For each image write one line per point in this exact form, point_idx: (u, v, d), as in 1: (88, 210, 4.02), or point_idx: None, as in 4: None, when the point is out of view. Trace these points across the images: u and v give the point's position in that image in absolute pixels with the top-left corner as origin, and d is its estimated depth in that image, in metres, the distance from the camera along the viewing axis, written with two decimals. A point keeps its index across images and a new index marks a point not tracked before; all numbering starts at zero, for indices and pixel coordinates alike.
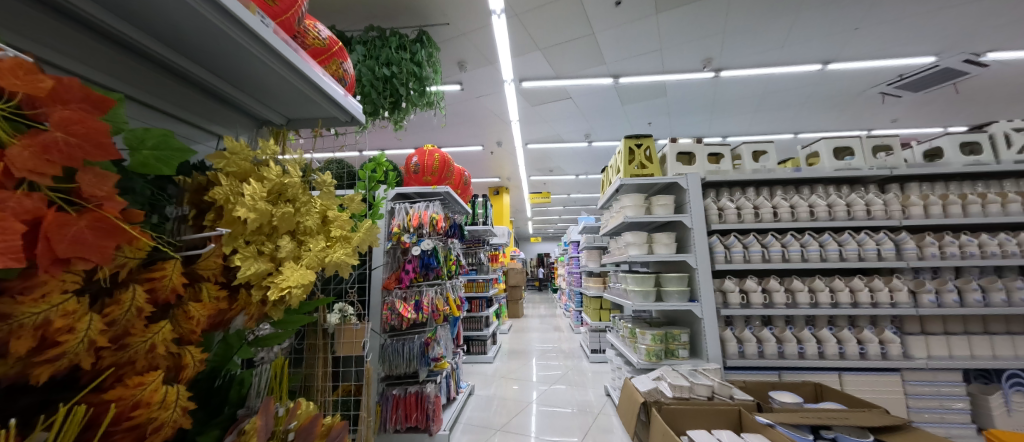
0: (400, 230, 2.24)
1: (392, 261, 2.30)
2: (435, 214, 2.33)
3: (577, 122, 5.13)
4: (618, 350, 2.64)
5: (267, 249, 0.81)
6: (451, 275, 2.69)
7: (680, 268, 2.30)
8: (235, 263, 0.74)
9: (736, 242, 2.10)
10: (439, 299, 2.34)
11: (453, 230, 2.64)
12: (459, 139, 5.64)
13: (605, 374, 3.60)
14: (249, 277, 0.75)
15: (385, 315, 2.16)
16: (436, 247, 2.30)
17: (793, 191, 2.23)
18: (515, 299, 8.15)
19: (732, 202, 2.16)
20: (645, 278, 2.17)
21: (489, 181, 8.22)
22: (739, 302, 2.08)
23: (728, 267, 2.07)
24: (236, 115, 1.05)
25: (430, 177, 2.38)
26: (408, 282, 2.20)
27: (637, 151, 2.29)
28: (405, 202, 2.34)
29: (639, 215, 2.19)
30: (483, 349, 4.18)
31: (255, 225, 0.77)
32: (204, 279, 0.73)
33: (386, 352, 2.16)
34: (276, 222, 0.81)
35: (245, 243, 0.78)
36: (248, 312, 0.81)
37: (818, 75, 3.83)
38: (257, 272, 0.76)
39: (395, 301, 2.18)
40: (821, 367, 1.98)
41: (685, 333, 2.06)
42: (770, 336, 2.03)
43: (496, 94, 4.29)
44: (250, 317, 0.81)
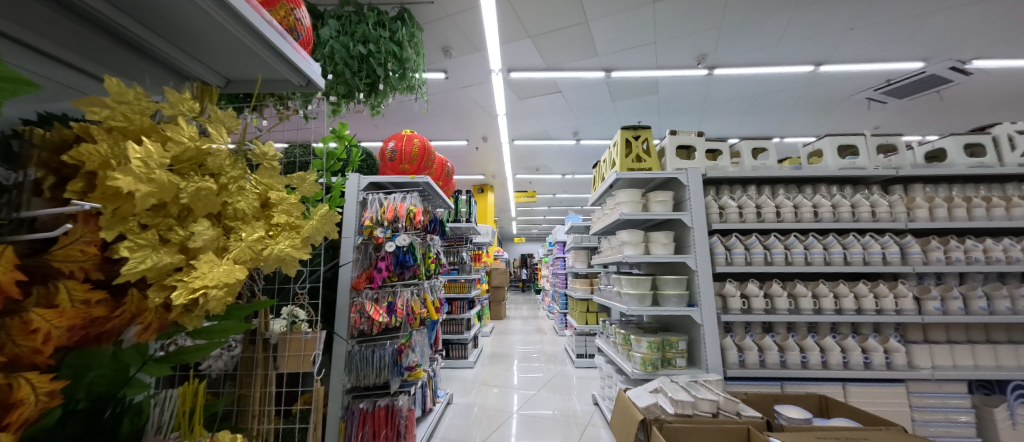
0: (373, 223, 2.01)
1: (362, 257, 2.06)
2: (413, 207, 2.10)
3: (566, 119, 4.97)
4: (608, 357, 2.48)
5: (176, 236, 0.57)
6: (429, 275, 2.46)
7: (678, 270, 2.16)
8: (119, 253, 0.50)
9: (738, 243, 1.98)
10: (415, 301, 2.12)
11: (432, 226, 2.41)
12: (442, 133, 5.40)
13: (592, 380, 3.45)
14: (142, 274, 0.52)
15: (353, 319, 1.92)
16: (413, 244, 2.07)
17: (795, 190, 2.13)
18: (497, 300, 7.94)
19: (733, 200, 2.04)
20: (640, 281, 2.01)
21: (473, 178, 7.99)
22: (739, 308, 1.95)
23: (729, 269, 1.94)
24: (159, 70, 0.83)
25: (408, 166, 2.13)
26: (380, 282, 1.96)
27: (634, 143, 2.13)
28: (380, 193, 2.10)
29: (635, 212, 2.03)
30: (464, 354, 3.96)
31: (151, 200, 0.52)
32: (63, 275, 0.48)
33: (353, 360, 1.91)
34: (187, 198, 0.56)
35: (138, 226, 0.53)
36: (142, 321, 0.55)
37: (810, 77, 3.82)
38: (155, 267, 0.52)
39: (365, 303, 1.94)
40: (825, 378, 1.88)
41: (683, 340, 1.91)
42: (772, 343, 1.91)
43: (483, 85, 4.09)
44: (145, 327, 0.56)
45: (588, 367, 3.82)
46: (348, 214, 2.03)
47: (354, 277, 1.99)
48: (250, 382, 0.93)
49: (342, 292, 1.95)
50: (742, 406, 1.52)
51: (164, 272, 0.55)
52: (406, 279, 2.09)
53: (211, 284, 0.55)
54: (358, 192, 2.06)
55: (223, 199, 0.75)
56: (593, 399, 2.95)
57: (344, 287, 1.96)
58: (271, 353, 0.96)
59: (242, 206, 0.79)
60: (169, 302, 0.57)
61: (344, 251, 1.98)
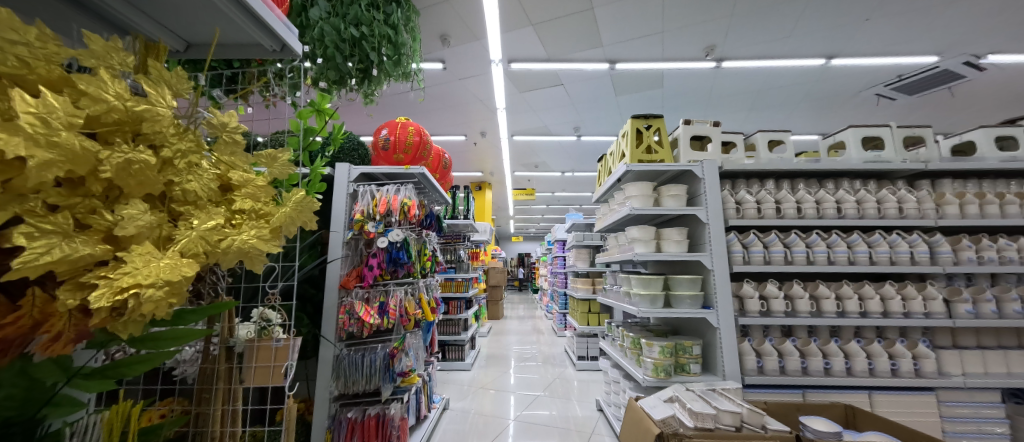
0: (363, 217, 1.86)
1: (352, 253, 1.91)
2: (408, 199, 1.95)
3: (567, 113, 4.84)
4: (614, 361, 2.35)
5: (99, 221, 0.45)
6: (425, 273, 2.31)
7: (690, 269, 2.03)
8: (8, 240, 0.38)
9: (756, 241, 1.86)
10: (409, 301, 1.97)
11: (427, 221, 2.27)
12: (439, 127, 5.25)
13: (594, 384, 3.32)
14: (49, 268, 0.40)
15: (341, 320, 1.78)
16: (406, 239, 1.92)
17: (816, 185, 2.01)
18: (495, 299, 7.81)
19: (751, 195, 1.92)
20: (652, 280, 1.88)
21: (471, 175, 7.84)
22: (757, 310, 1.83)
23: (747, 269, 1.82)
24: (94, 21, 0.68)
25: (402, 155, 1.98)
26: (371, 281, 1.81)
27: (645, 133, 1.99)
28: (373, 185, 1.95)
29: (646, 207, 1.89)
30: (461, 355, 3.81)
31: (57, 171, 0.40)
32: None
33: (341, 365, 1.76)
34: (110, 172, 0.44)
35: (41, 206, 0.41)
36: (53, 333, 0.42)
37: (821, 71, 3.71)
38: (65, 261, 0.40)
39: (355, 303, 1.80)
40: (849, 386, 1.76)
41: (698, 344, 1.78)
42: (793, 348, 1.79)
43: (482, 76, 3.94)
44: (54, 339, 0.43)
45: (590, 370, 3.70)
46: (337, 208, 1.88)
47: (343, 275, 1.85)
48: (209, 399, 0.78)
49: (331, 291, 1.81)
50: (767, 419, 1.39)
51: (79, 267, 0.43)
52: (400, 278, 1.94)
53: (146, 281, 0.44)
54: (347, 184, 1.91)
55: (168, 179, 0.58)
56: (596, 404, 2.82)
57: (333, 286, 1.81)
58: (236, 364, 0.81)
59: (195, 188, 0.61)
60: (90, 305, 0.45)
61: (333, 246, 1.84)
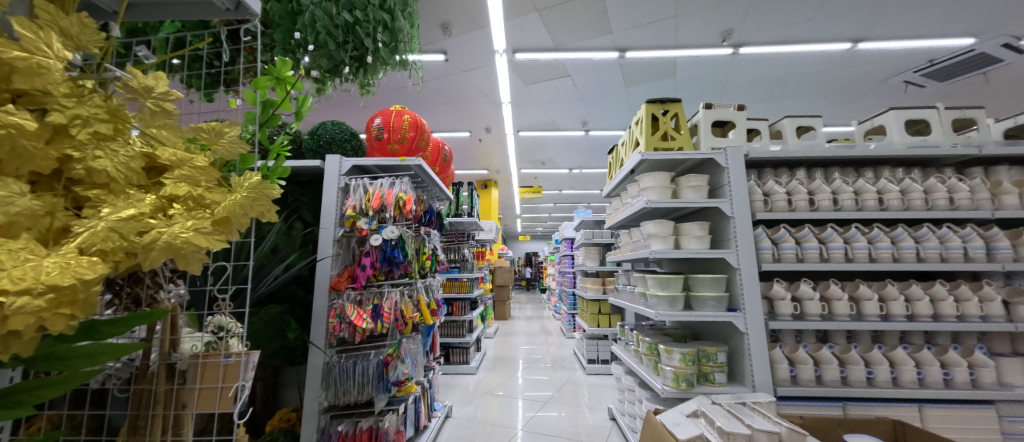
0: (355, 212, 1.73)
1: (344, 253, 1.77)
2: (403, 194, 1.80)
3: (574, 107, 4.67)
4: (627, 367, 2.18)
5: None
6: (424, 274, 2.17)
7: (711, 268, 1.84)
8: None
9: (788, 236, 1.67)
10: (406, 304, 1.82)
11: (425, 218, 2.12)
12: (443, 123, 5.11)
13: (604, 389, 3.15)
14: None
15: (332, 324, 1.65)
16: (402, 237, 1.78)
17: (853, 174, 1.81)
18: (501, 299, 7.66)
19: (780, 185, 1.74)
20: (670, 280, 1.70)
21: (477, 173, 7.70)
22: (790, 313, 1.64)
23: (778, 267, 1.64)
24: None
25: (397, 146, 1.82)
26: (363, 282, 1.68)
27: (662, 119, 1.82)
28: (365, 179, 1.81)
29: (664, 200, 1.71)
30: (465, 359, 3.65)
31: None
32: None
33: (331, 373, 1.63)
34: None
35: None
36: None
37: (846, 56, 3.47)
38: None
39: (347, 306, 1.66)
40: (896, 398, 1.57)
41: (723, 351, 1.61)
42: (831, 356, 1.61)
43: (486, 68, 3.78)
44: None
45: (600, 374, 3.52)
46: (327, 203, 1.75)
47: (333, 277, 1.71)
48: (143, 429, 0.62)
49: (321, 293, 1.67)
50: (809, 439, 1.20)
51: None
52: (395, 279, 1.80)
53: (21, 286, 0.30)
54: (338, 177, 1.78)
55: (62, 153, 0.41)
56: (608, 413, 2.64)
57: (322, 287, 1.68)
58: (176, 385, 0.66)
59: (105, 166, 0.43)
60: None
61: (323, 245, 1.71)
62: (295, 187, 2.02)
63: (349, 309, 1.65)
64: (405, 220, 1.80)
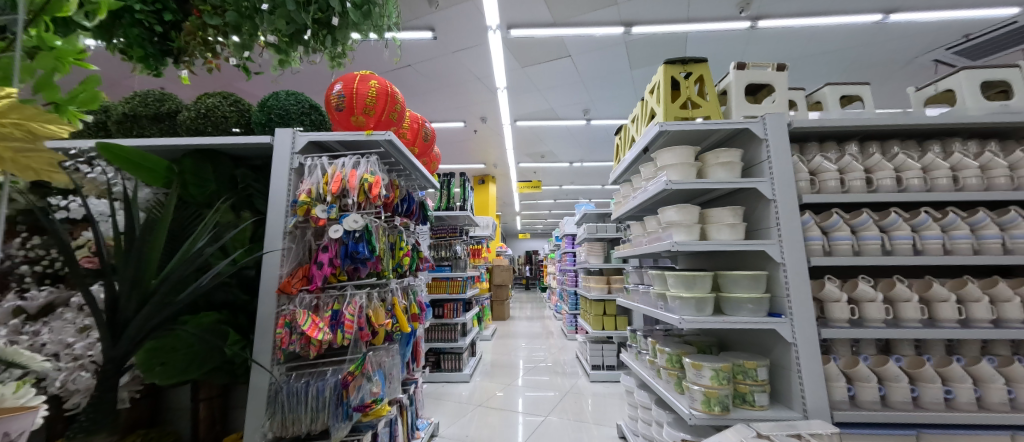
0: (310, 198, 1.41)
1: (299, 247, 1.44)
2: (369, 175, 1.47)
3: (575, 92, 4.35)
4: (641, 381, 1.86)
5: None
6: (401, 274, 1.86)
7: (744, 264, 1.53)
8: None
9: (841, 223, 1.37)
10: (376, 308, 1.51)
11: (401, 207, 1.80)
12: (435, 111, 4.80)
13: (611, 401, 2.84)
14: None
15: (279, 335, 1.34)
16: (369, 227, 1.46)
17: (915, 148, 1.49)
18: (500, 299, 7.37)
19: (830, 161, 1.42)
20: (697, 279, 1.38)
21: (473, 167, 7.39)
22: (846, 318, 1.33)
23: (829, 262, 1.33)
24: None
25: (363, 118, 1.49)
26: (320, 283, 1.36)
27: (683, 83, 1.49)
28: (324, 157, 1.48)
29: (688, 180, 1.39)
30: (457, 366, 3.33)
31: None
32: None
33: (276, 398, 1.31)
34: None
35: None
36: None
37: (875, 29, 3.15)
38: None
39: (299, 312, 1.34)
40: (984, 425, 1.24)
41: (764, 366, 1.29)
42: (898, 371, 1.29)
43: (479, 48, 3.47)
44: None
45: (605, 381, 3.21)
46: (276, 187, 1.43)
47: (283, 277, 1.39)
48: None
49: (267, 298, 1.36)
50: None
51: None
52: (361, 279, 1.49)
53: None
54: (290, 156, 1.46)
55: None
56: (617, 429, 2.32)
57: (269, 291, 1.37)
58: None
59: None
60: None
61: (270, 238, 1.39)
62: (247, 171, 1.72)
63: (301, 316, 1.33)
64: (372, 207, 1.48)
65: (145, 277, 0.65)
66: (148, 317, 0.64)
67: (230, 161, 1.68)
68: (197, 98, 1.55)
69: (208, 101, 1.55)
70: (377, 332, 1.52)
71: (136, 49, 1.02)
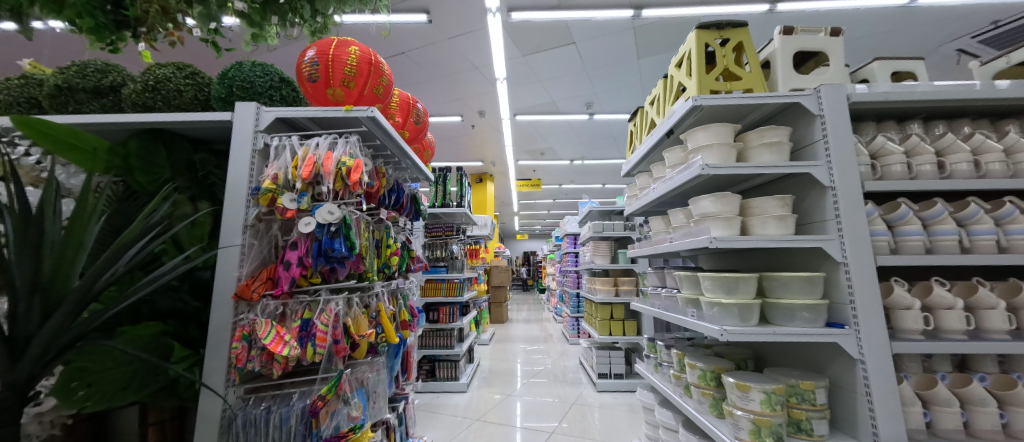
0: (276, 184, 1.17)
1: (262, 244, 1.20)
2: (349, 159, 1.23)
3: (578, 84, 4.14)
4: (663, 399, 1.63)
5: None
6: (388, 276, 1.62)
7: (790, 265, 1.31)
8: None
9: (911, 216, 1.15)
10: (357, 317, 1.27)
11: (387, 198, 1.56)
12: (431, 104, 4.57)
13: (621, 413, 2.61)
14: None
15: (235, 350, 1.09)
16: (348, 220, 1.22)
17: (988, 128, 1.27)
18: (498, 301, 7.12)
19: (894, 143, 1.21)
20: (739, 281, 1.15)
21: (470, 164, 7.16)
22: (920, 329, 1.11)
23: (899, 261, 1.11)
24: None
25: (341, 91, 1.25)
26: (287, 287, 1.12)
27: (719, 51, 1.28)
28: (294, 137, 1.23)
29: (727, 163, 1.17)
30: (454, 374, 3.09)
31: None
32: None
33: (232, 428, 1.07)
34: None
35: None
36: None
37: (901, 13, 2.96)
38: None
39: (260, 323, 1.10)
40: None
41: (824, 388, 1.07)
42: (985, 394, 1.07)
43: (477, 33, 3.25)
44: None
45: (613, 391, 2.98)
46: (236, 171, 1.19)
47: (243, 279, 1.15)
48: None
49: (221, 304, 1.12)
50: None
51: None
52: (338, 282, 1.25)
53: None
54: (253, 134, 1.22)
55: None
56: None
57: (226, 295, 1.13)
58: None
59: None
60: None
61: (226, 232, 1.15)
62: (208, 156, 1.48)
63: (263, 328, 1.09)
64: (351, 196, 1.24)
65: (55, 276, 0.58)
66: (59, 327, 0.57)
67: (188, 144, 1.44)
68: (146, 67, 1.32)
69: (159, 72, 1.30)
70: (358, 345, 1.28)
71: (80, 17, 0.76)
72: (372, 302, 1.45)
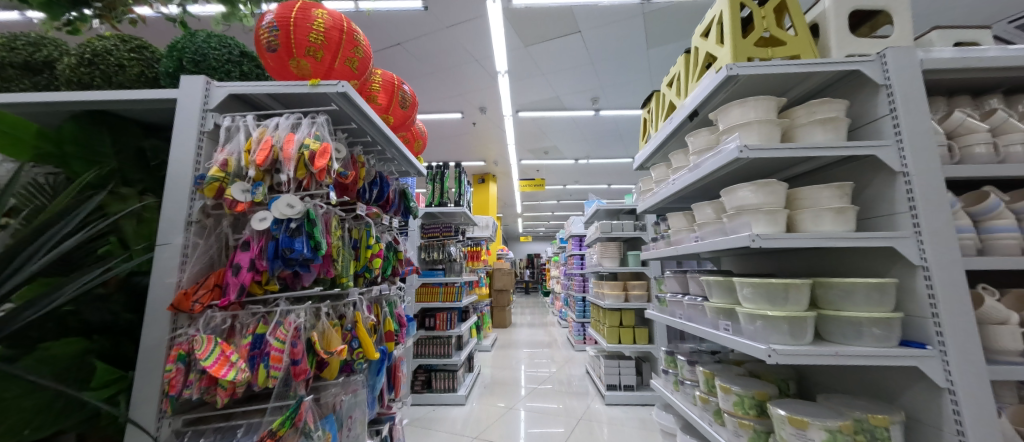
0: (225, 172, 0.97)
1: (211, 243, 1.00)
2: (314, 142, 1.03)
3: (583, 77, 3.94)
4: (688, 424, 1.40)
5: None
6: (369, 281, 1.42)
7: (845, 268, 1.09)
8: None
9: (1003, 208, 0.93)
10: (322, 331, 1.07)
11: (366, 192, 1.35)
12: (430, 100, 4.39)
13: (633, 430, 2.38)
14: None
15: (169, 373, 0.89)
16: (314, 215, 1.02)
17: None
18: (501, 305, 6.90)
19: (976, 120, 0.99)
20: (785, 289, 0.93)
21: (472, 164, 6.98)
22: (1020, 349, 0.88)
23: (990, 264, 0.89)
24: None
25: (307, 62, 1.06)
26: (234, 296, 0.92)
27: (757, 12, 1.07)
28: (249, 116, 1.04)
29: (771, 144, 0.96)
30: (451, 385, 2.87)
31: None
32: None
33: None
34: None
35: None
36: None
37: None
38: None
39: (200, 340, 0.90)
40: None
41: (900, 425, 0.84)
42: None
43: (475, 22, 3.07)
44: None
45: (623, 404, 2.75)
46: (180, 156, 1.00)
47: (184, 286, 0.95)
48: None
49: (155, 315, 0.92)
50: None
51: None
52: (303, 291, 1.05)
53: None
54: (201, 113, 1.03)
55: None
56: None
57: (160, 304, 0.93)
58: None
59: None
60: None
61: (164, 229, 0.95)
62: (162, 143, 1.29)
63: (203, 347, 0.88)
64: (318, 186, 1.04)
65: None
66: None
67: (139, 129, 1.26)
68: (88, 39, 1.14)
69: (98, 43, 1.11)
70: (327, 365, 1.07)
71: None
72: (347, 312, 1.24)
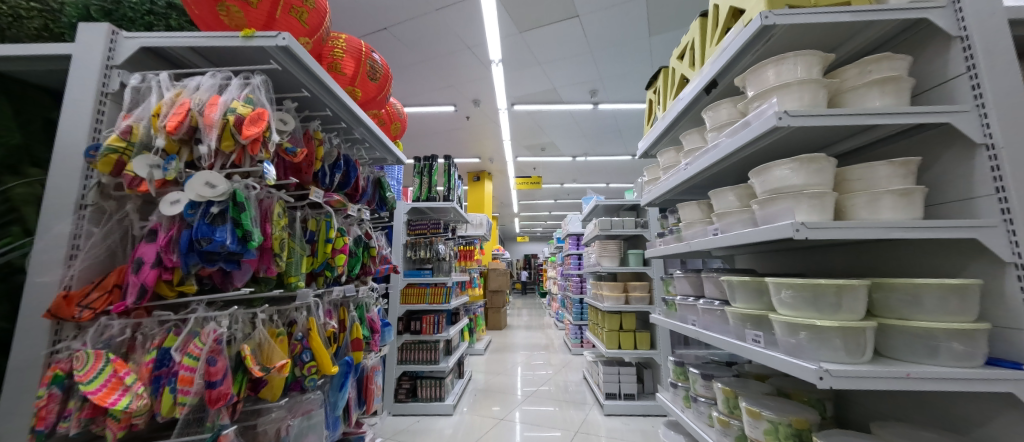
0: (130, 142, 0.77)
1: (109, 231, 0.79)
2: (245, 106, 0.82)
3: (582, 67, 3.75)
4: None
5: None
6: (330, 281, 1.21)
7: (902, 266, 0.89)
8: None
9: None
10: (256, 342, 0.86)
11: (325, 176, 1.14)
12: (421, 91, 4.19)
13: None
14: None
15: (39, 400, 0.68)
16: (245, 198, 0.82)
17: None
18: (496, 306, 6.68)
19: None
20: (830, 293, 0.73)
21: (467, 162, 6.78)
22: None
23: None
24: None
25: (241, 9, 0.85)
26: (134, 300, 0.72)
27: None
28: (164, 74, 0.83)
29: (814, 110, 0.76)
30: (437, 394, 2.66)
31: None
32: None
33: None
34: None
35: None
36: None
37: None
38: None
39: (82, 357, 0.68)
40: None
41: None
42: None
43: (466, 4, 2.87)
44: None
45: (622, 413, 2.57)
46: (72, 122, 0.79)
47: (70, 286, 0.74)
48: None
49: (29, 323, 0.71)
50: None
51: None
52: (234, 292, 0.84)
53: None
54: (103, 69, 0.82)
55: None
56: None
57: (35, 309, 0.72)
58: None
59: None
60: None
61: (45, 212, 0.74)
62: None
63: (85, 367, 0.67)
64: (251, 163, 0.84)
65: None
66: None
67: None
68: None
69: None
70: (267, 383, 0.87)
71: None
72: (299, 318, 1.03)
